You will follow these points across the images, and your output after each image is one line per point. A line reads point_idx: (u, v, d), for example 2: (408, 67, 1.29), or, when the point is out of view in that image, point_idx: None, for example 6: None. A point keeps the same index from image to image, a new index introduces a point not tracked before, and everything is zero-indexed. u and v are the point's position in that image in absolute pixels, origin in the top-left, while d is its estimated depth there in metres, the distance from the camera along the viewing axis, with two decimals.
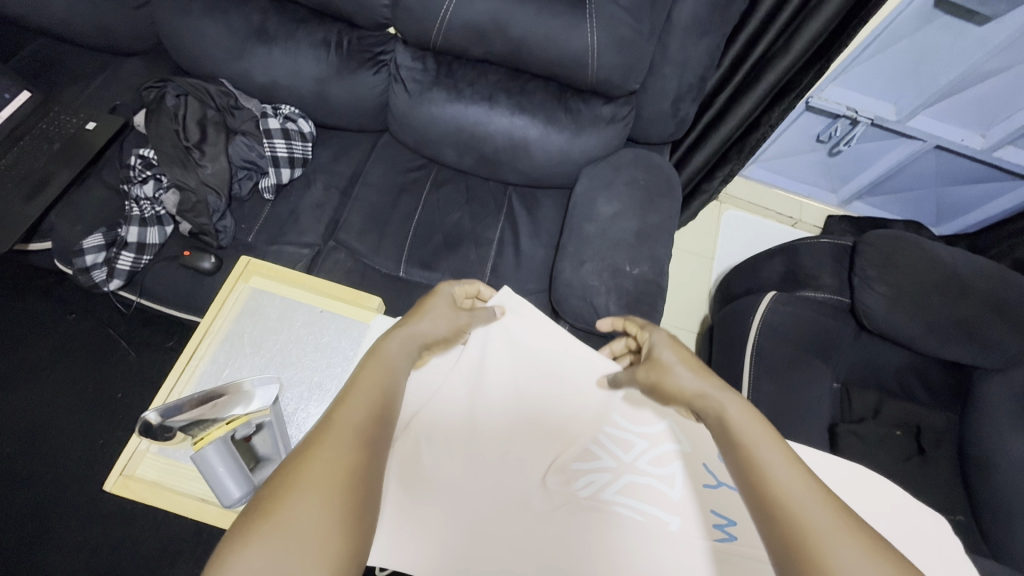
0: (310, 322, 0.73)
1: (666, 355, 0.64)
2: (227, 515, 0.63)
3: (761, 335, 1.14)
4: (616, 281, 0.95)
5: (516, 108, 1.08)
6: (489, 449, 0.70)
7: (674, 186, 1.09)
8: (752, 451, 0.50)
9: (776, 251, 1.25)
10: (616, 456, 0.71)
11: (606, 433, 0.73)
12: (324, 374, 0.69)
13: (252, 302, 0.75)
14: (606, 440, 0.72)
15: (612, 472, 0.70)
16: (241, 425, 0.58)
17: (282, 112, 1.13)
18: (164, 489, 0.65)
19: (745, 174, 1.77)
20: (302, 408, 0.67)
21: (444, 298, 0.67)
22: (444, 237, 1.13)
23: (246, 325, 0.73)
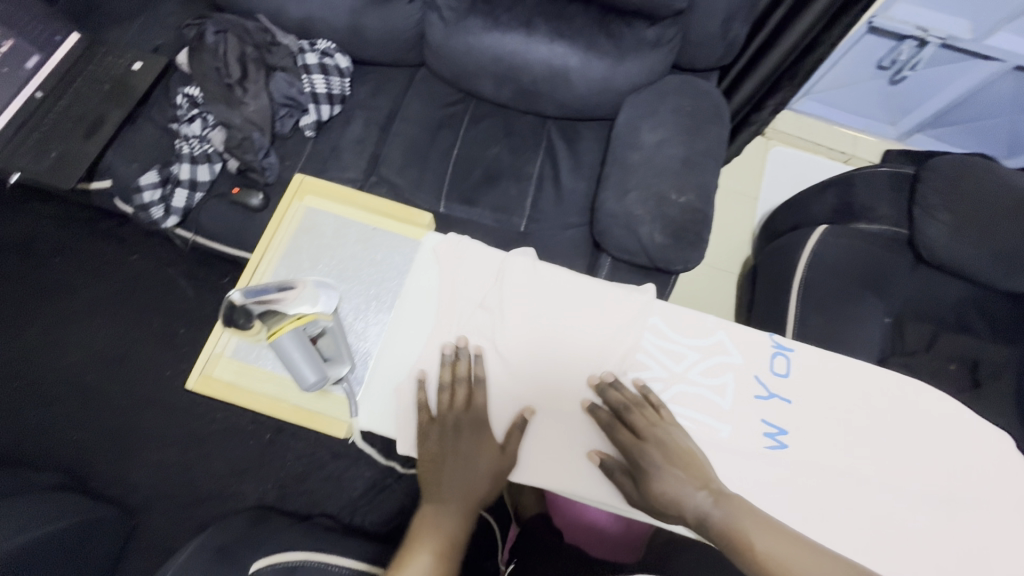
0: (363, 242, 0.75)
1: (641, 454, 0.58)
2: (299, 413, 0.68)
3: (809, 269, 1.11)
4: (661, 211, 0.93)
5: (556, 34, 1.03)
6: (545, 361, 0.66)
7: (722, 111, 1.04)
8: (748, 550, 0.50)
9: (829, 184, 1.18)
10: (666, 366, 0.65)
11: (659, 342, 0.65)
12: (380, 288, 0.72)
13: (307, 219, 0.76)
14: (656, 348, 0.66)
15: (664, 380, 0.64)
16: (310, 323, 0.59)
17: (318, 48, 1.11)
18: (240, 389, 0.69)
19: (796, 107, 1.67)
20: (361, 318, 0.70)
21: (470, 458, 0.60)
22: (483, 172, 1.13)
23: (304, 241, 0.75)
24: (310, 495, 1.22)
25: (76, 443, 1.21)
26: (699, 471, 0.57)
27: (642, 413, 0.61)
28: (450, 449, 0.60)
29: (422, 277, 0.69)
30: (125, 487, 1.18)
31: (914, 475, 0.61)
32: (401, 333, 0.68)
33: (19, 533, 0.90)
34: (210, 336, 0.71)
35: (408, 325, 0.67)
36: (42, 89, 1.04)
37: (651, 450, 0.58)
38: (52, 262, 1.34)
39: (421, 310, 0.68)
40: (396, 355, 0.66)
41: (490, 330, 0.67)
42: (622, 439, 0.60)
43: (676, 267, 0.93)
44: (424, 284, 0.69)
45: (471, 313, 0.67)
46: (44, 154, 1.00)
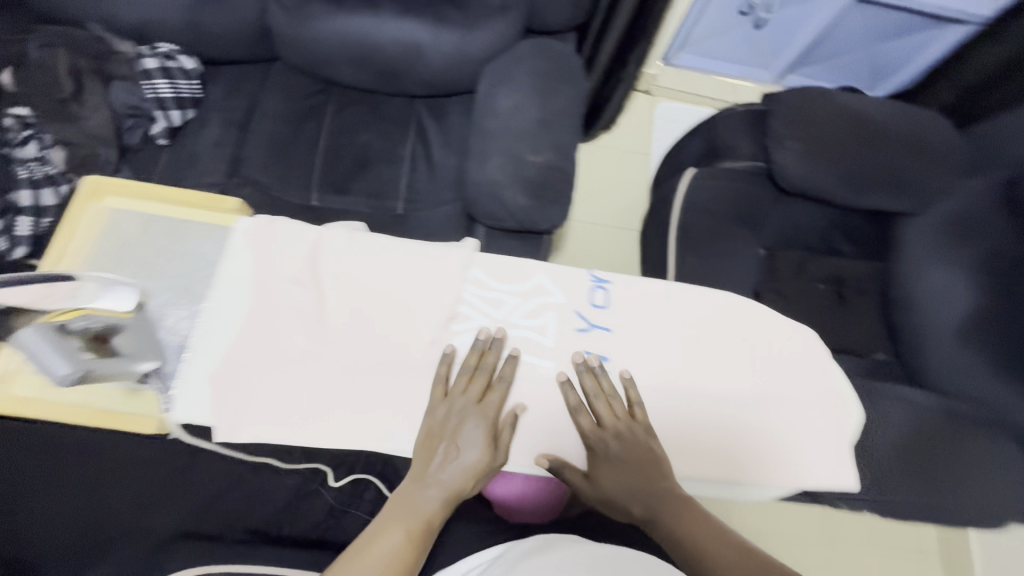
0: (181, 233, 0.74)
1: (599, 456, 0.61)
2: (106, 416, 0.69)
3: (683, 212, 1.14)
4: (520, 172, 0.94)
5: (402, 11, 1.03)
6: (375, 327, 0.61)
7: (576, 69, 1.06)
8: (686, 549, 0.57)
9: (695, 130, 1.23)
10: (489, 314, 0.64)
11: (483, 292, 0.64)
12: (191, 279, 0.71)
13: (109, 219, 0.74)
14: (481, 299, 0.64)
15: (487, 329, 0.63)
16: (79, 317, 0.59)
17: (160, 51, 1.06)
18: (44, 400, 0.69)
19: (676, 62, 1.70)
20: (171, 312, 0.69)
21: (470, 445, 0.57)
22: (354, 159, 1.12)
23: (106, 241, 0.72)
24: None
25: None
26: (647, 469, 0.60)
27: (606, 403, 0.61)
28: (449, 435, 0.58)
29: (233, 264, 0.61)
30: None
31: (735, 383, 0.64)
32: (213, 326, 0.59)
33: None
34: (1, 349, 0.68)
35: (222, 309, 0.59)
36: None
37: (604, 443, 0.60)
38: None
39: (233, 298, 0.60)
40: (210, 348, 0.58)
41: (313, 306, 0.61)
42: (589, 435, 0.61)
43: (542, 225, 0.95)
44: (234, 269, 0.61)
45: (291, 290, 0.60)
46: None
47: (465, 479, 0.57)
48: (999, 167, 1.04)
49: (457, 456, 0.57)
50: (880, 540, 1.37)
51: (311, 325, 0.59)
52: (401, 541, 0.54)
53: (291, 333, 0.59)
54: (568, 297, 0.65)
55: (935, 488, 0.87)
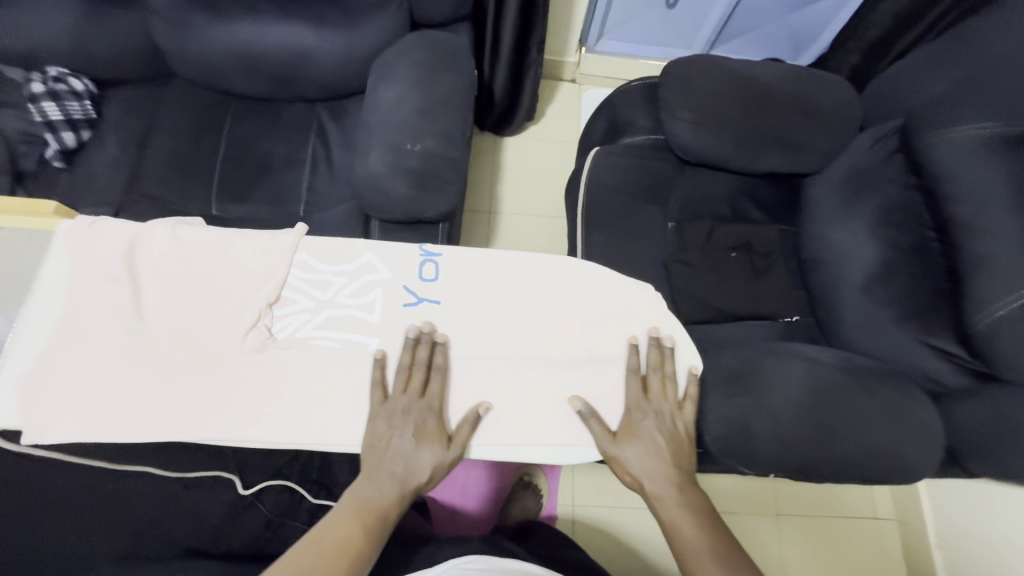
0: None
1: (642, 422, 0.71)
2: None
3: (589, 192, 1.13)
4: (400, 162, 0.94)
5: (281, 15, 1.04)
6: (182, 317, 0.68)
7: (462, 58, 1.07)
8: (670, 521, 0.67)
9: (598, 111, 1.23)
10: (313, 296, 0.72)
11: (305, 277, 0.73)
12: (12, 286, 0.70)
13: None
14: (302, 283, 0.72)
15: (309, 312, 0.72)
16: None
17: (50, 75, 1.07)
18: None
19: (598, 49, 1.67)
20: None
21: (418, 444, 0.66)
22: (255, 167, 1.12)
23: None
24: None
25: None
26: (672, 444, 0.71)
27: (661, 381, 0.74)
28: (438, 431, 0.68)
29: (56, 263, 0.69)
30: None
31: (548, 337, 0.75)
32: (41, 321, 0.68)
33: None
34: None
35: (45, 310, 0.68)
36: None
37: (644, 417, 0.72)
38: None
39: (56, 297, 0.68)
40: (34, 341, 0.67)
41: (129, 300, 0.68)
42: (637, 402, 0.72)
43: (430, 213, 0.95)
44: (58, 269, 0.69)
45: (101, 286, 0.68)
46: None
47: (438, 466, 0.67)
48: (892, 118, 1.04)
49: (406, 454, 0.66)
50: (834, 504, 1.35)
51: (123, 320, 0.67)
52: (356, 524, 0.62)
53: (102, 326, 0.67)
54: (395, 272, 0.75)
55: (843, 445, 0.84)
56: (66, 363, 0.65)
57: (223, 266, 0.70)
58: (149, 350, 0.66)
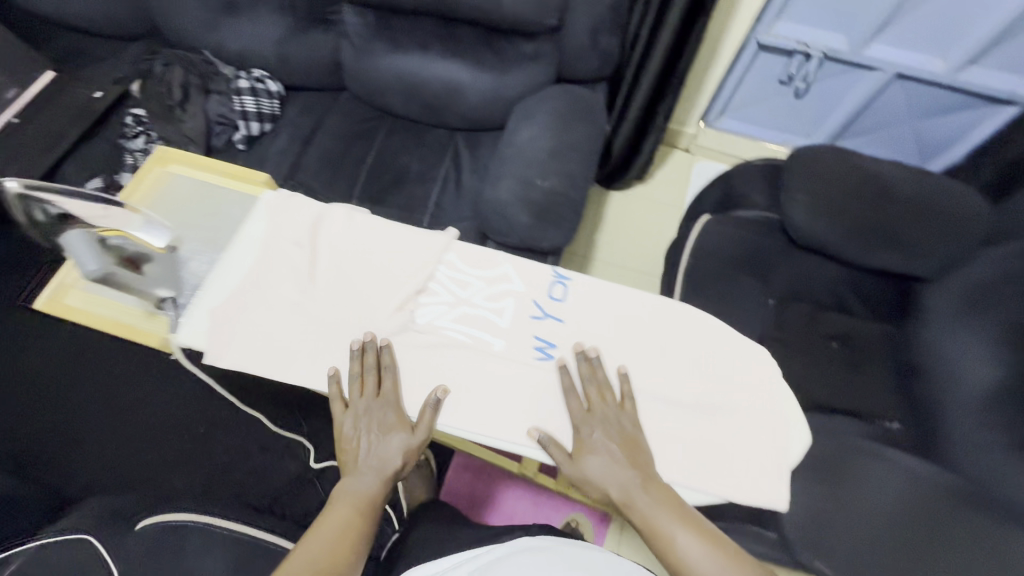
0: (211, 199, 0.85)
1: (590, 438, 0.62)
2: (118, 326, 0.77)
3: (693, 255, 1.17)
4: (526, 194, 1.02)
5: (448, 53, 1.18)
6: (354, 292, 0.67)
7: (596, 114, 1.17)
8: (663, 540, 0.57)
9: (715, 180, 1.27)
10: (455, 291, 0.68)
11: (452, 271, 0.69)
12: (217, 233, 0.80)
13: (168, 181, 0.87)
14: (450, 275, 0.68)
15: (449, 303, 0.67)
16: (119, 237, 0.74)
17: (253, 75, 1.29)
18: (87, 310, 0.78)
19: (717, 124, 1.74)
20: (197, 257, 0.78)
21: (383, 435, 0.62)
22: (392, 176, 1.25)
23: (159, 197, 0.86)
24: (235, 485, 1.28)
25: (28, 436, 1.32)
26: (638, 464, 0.60)
27: (599, 391, 0.63)
28: (390, 418, 0.62)
29: (255, 221, 0.71)
30: (66, 474, 1.28)
31: (674, 387, 0.65)
32: (226, 267, 0.68)
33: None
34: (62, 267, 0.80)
35: (232, 261, 0.68)
36: (18, 115, 1.24)
37: (590, 429, 0.62)
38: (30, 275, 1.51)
39: (249, 250, 0.69)
40: (223, 285, 0.66)
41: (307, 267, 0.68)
42: (575, 424, 0.62)
43: (544, 243, 1.01)
44: (254, 225, 0.71)
45: (287, 249, 0.68)
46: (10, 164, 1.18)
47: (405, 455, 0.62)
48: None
49: (374, 450, 0.63)
50: None
51: (302, 282, 0.66)
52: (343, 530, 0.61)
53: (278, 286, 0.66)
54: (530, 287, 0.69)
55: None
56: (245, 312, 0.64)
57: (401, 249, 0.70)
58: (316, 311, 0.65)
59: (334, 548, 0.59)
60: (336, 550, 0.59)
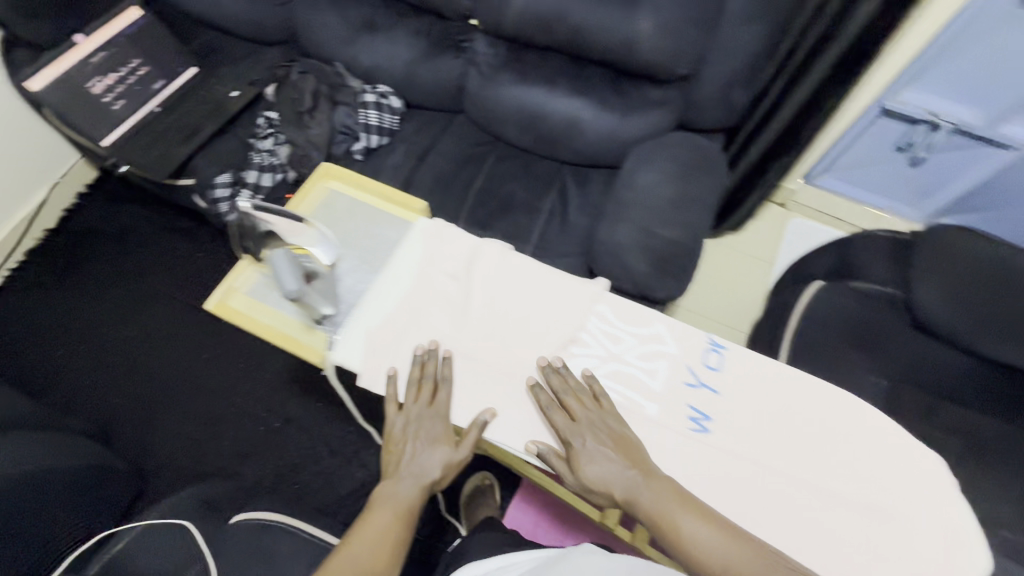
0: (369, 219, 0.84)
1: (583, 445, 0.61)
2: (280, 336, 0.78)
3: (801, 322, 1.12)
4: (646, 242, 1.01)
5: (574, 91, 1.19)
6: (505, 334, 0.69)
7: (717, 166, 1.15)
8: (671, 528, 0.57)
9: (829, 246, 1.23)
10: (607, 346, 0.68)
11: (605, 325, 0.69)
12: (373, 253, 0.80)
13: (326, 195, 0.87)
14: (602, 329, 0.69)
15: (600, 358, 0.68)
16: (304, 256, 0.76)
17: (378, 90, 1.33)
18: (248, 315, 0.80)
19: (818, 182, 1.67)
20: (354, 276, 0.79)
21: (429, 446, 0.65)
22: (498, 203, 1.26)
23: (320, 211, 0.86)
24: (304, 485, 1.30)
25: (125, 403, 1.40)
26: (634, 460, 0.60)
27: (578, 399, 0.64)
28: (435, 431, 0.65)
29: (410, 249, 0.73)
30: (151, 447, 1.35)
31: (830, 477, 0.62)
32: (382, 292, 0.71)
33: (41, 465, 1.03)
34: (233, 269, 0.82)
35: (388, 284, 0.71)
36: (161, 106, 1.33)
37: (582, 437, 0.62)
38: (139, 251, 1.60)
39: (406, 279, 0.72)
40: (380, 311, 0.69)
41: (459, 301, 0.71)
42: (563, 429, 0.63)
43: (659, 294, 1.00)
44: (409, 254, 0.73)
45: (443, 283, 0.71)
46: (150, 150, 1.26)
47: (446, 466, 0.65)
48: None
49: (417, 462, 0.65)
50: None
51: (457, 319, 0.69)
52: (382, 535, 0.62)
53: (432, 316, 0.69)
54: (681, 353, 0.68)
55: None
56: (402, 341, 0.68)
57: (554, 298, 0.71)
58: (468, 349, 0.68)
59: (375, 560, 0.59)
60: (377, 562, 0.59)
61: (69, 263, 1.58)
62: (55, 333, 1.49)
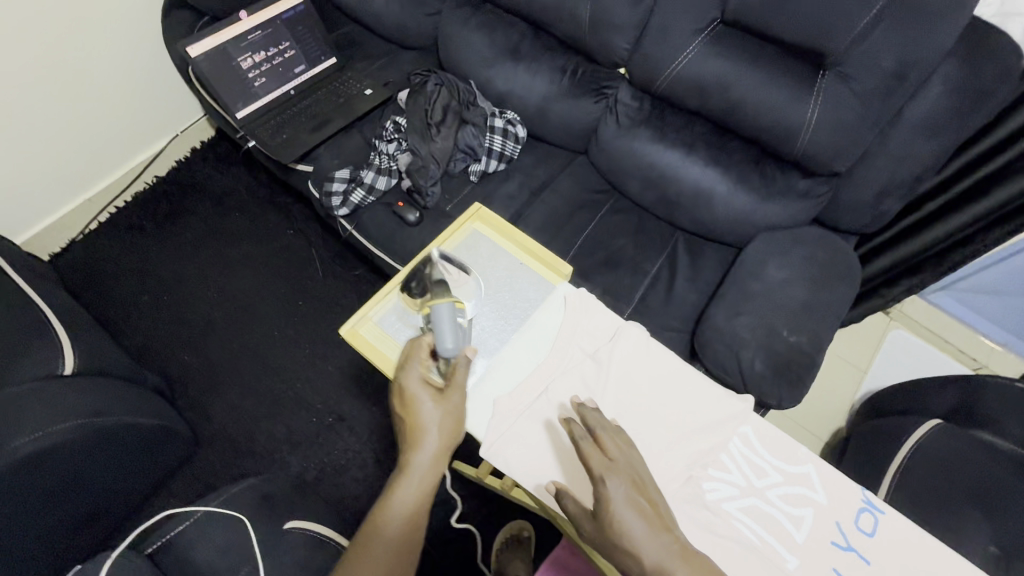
0: (512, 275, 0.79)
1: (615, 492, 0.55)
2: None
3: (911, 460, 1.02)
4: (769, 342, 0.95)
5: (712, 162, 1.14)
6: (639, 434, 0.65)
7: (853, 276, 1.06)
8: None
9: (954, 381, 1.13)
10: (747, 476, 0.63)
11: (749, 453, 0.64)
12: (510, 308, 0.76)
13: (469, 239, 0.83)
14: (746, 457, 0.64)
15: (738, 489, 0.62)
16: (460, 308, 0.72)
17: (506, 116, 1.32)
18: (378, 351, 0.76)
19: (930, 298, 1.58)
20: (487, 332, 0.74)
21: (423, 408, 0.64)
22: (605, 256, 1.21)
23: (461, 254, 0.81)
24: (346, 489, 1.28)
25: (193, 364, 1.43)
26: (659, 515, 0.55)
27: (614, 440, 0.59)
28: (426, 390, 0.65)
29: (548, 316, 0.73)
30: (208, 414, 1.36)
31: None
32: (513, 355, 0.71)
33: (135, 420, 1.05)
34: (370, 300, 0.79)
35: (522, 353, 0.71)
36: (296, 90, 1.37)
37: (615, 482, 0.56)
38: (233, 216, 1.63)
39: (540, 346, 0.71)
40: (510, 375, 0.70)
41: (593, 383, 0.68)
42: (596, 469, 0.57)
43: (770, 399, 0.93)
44: (547, 321, 0.73)
45: (579, 360, 0.69)
46: (280, 133, 1.30)
47: (446, 428, 0.64)
48: None
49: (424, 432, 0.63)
50: None
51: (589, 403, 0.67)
52: (406, 513, 0.62)
53: (564, 393, 0.67)
54: (829, 505, 0.62)
55: None
56: (527, 410, 0.67)
57: (698, 414, 0.66)
58: None
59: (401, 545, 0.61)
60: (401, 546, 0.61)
61: (168, 214, 1.63)
62: (143, 279, 1.53)
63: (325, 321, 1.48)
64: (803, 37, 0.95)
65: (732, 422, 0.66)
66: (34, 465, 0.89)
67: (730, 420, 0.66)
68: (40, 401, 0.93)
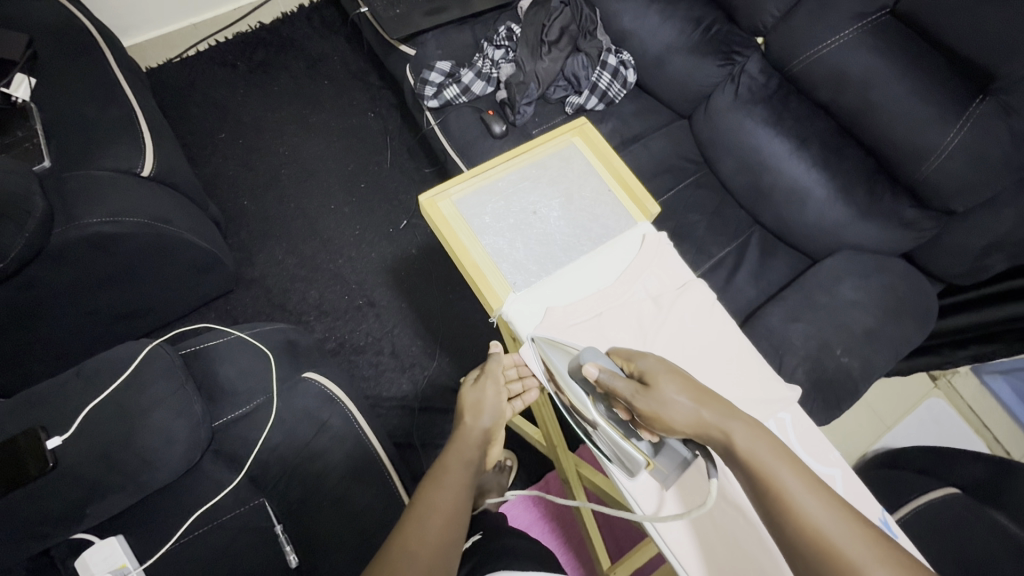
0: (600, 201, 0.80)
1: (653, 367, 0.60)
2: (472, 269, 0.73)
3: (913, 516, 0.98)
4: (818, 356, 0.92)
5: (820, 163, 1.07)
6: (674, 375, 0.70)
7: (928, 320, 1.00)
8: (756, 467, 0.52)
9: (985, 457, 1.08)
10: None
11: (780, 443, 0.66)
12: (588, 231, 0.78)
13: (566, 151, 0.83)
14: None
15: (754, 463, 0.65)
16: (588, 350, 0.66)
17: (620, 57, 1.26)
18: (449, 226, 0.75)
19: (985, 377, 1.53)
20: (559, 247, 0.76)
21: (475, 397, 0.70)
22: (674, 226, 1.18)
23: (554, 163, 0.82)
24: (358, 367, 1.34)
25: (250, 209, 1.47)
26: (702, 386, 0.59)
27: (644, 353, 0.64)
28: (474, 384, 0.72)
29: (625, 250, 0.76)
30: (251, 259, 1.42)
31: None
32: (580, 275, 0.74)
33: (193, 239, 1.10)
34: (455, 176, 0.79)
35: (588, 276, 0.74)
36: None
37: (650, 361, 0.61)
38: (321, 83, 1.63)
39: (606, 275, 0.75)
40: (571, 293, 0.73)
41: (647, 322, 0.72)
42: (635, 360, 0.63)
43: None
44: (623, 254, 0.76)
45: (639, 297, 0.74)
46: (393, 7, 1.27)
47: (492, 413, 0.69)
48: None
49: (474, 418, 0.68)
50: None
51: (637, 336, 0.71)
52: (455, 487, 0.60)
53: (619, 321, 0.72)
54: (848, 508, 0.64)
55: None
56: (576, 324, 0.71)
57: (741, 379, 0.70)
58: None
59: (450, 517, 0.57)
60: (451, 517, 0.57)
61: (261, 62, 1.64)
62: (225, 116, 1.56)
63: (381, 208, 1.50)
64: (976, 51, 0.86)
65: (770, 401, 0.69)
66: (98, 246, 0.94)
67: (771, 405, 0.68)
68: (116, 189, 0.98)
